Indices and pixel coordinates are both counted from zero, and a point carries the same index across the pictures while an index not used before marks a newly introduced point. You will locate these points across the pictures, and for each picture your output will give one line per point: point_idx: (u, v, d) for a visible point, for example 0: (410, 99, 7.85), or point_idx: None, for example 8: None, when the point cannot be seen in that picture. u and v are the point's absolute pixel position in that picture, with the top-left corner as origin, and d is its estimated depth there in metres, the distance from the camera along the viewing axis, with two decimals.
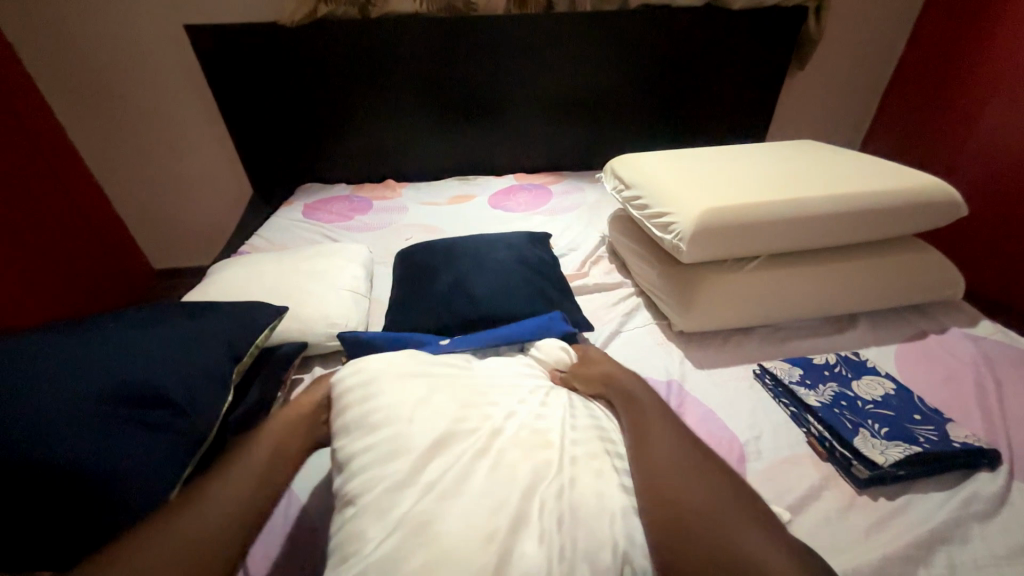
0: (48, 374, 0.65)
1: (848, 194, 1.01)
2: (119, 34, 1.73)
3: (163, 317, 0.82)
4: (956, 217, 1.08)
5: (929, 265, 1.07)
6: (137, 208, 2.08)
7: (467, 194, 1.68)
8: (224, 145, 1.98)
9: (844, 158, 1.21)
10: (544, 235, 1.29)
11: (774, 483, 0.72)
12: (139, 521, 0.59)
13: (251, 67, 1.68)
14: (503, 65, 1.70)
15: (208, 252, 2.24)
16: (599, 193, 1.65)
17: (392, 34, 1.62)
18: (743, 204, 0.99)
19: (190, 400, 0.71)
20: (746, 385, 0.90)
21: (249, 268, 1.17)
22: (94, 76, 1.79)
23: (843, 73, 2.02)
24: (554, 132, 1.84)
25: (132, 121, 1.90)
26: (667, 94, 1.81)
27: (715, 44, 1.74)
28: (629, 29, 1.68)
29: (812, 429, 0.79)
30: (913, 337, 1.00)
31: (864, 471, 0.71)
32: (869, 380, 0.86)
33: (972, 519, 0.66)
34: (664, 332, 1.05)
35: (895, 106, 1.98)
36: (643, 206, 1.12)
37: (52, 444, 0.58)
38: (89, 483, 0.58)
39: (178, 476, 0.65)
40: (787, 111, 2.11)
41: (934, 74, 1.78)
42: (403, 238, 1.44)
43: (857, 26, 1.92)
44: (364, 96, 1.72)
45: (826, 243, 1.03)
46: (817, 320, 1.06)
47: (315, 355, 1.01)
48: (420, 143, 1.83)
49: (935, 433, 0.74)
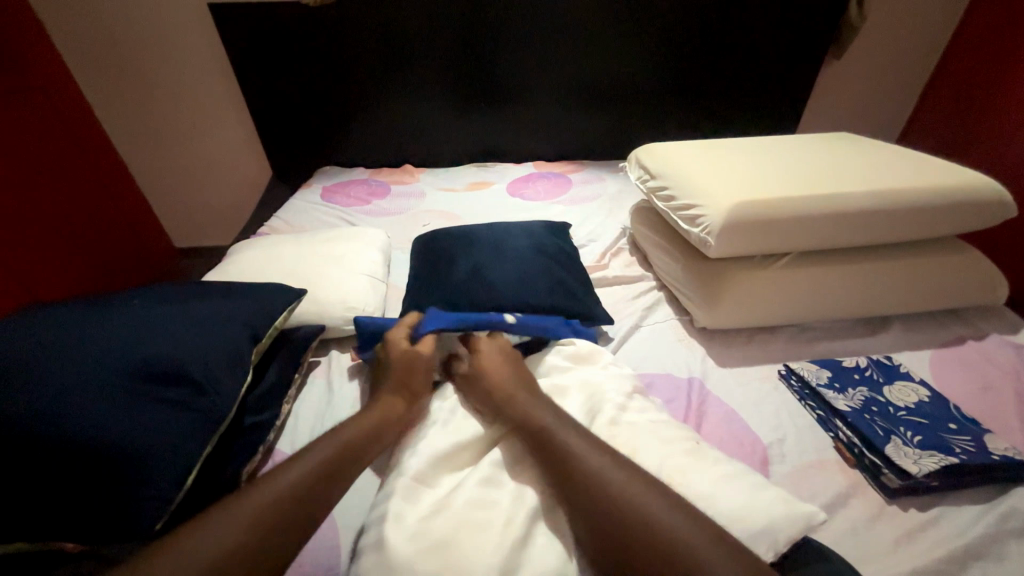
0: (77, 350, 0.66)
1: (889, 191, 0.96)
2: (146, 13, 1.74)
3: (187, 296, 0.83)
4: (1002, 218, 1.02)
5: (971, 268, 1.01)
6: (161, 187, 2.11)
7: (485, 181, 1.66)
8: (245, 125, 1.99)
9: (884, 153, 1.15)
10: (564, 225, 1.26)
11: (798, 488, 0.70)
12: (162, 497, 0.60)
13: (273, 47, 1.67)
14: (526, 49, 1.66)
15: (228, 233, 2.28)
16: (621, 183, 1.61)
17: (414, 16, 1.59)
18: (776, 198, 0.95)
19: (211, 379, 0.71)
20: (771, 385, 0.87)
21: (268, 249, 1.17)
22: (121, 53, 1.80)
23: (882, 62, 1.93)
24: (575, 121, 1.80)
25: (156, 100, 1.91)
26: (692, 84, 1.75)
27: (747, 30, 1.67)
28: (657, 12, 1.62)
29: (840, 434, 0.76)
30: (949, 343, 0.96)
31: (895, 480, 0.68)
32: (902, 386, 0.83)
33: (1011, 536, 0.63)
34: (686, 327, 1.02)
35: (937, 98, 1.88)
36: (668, 197, 1.08)
37: (79, 418, 0.60)
38: (113, 456, 0.59)
39: (199, 454, 0.65)
40: (820, 102, 2.03)
41: (982, 66, 1.68)
42: (420, 224, 1.43)
43: (900, 13, 1.82)
44: (385, 78, 1.70)
45: (861, 240, 0.98)
46: (847, 321, 1.02)
47: (332, 338, 1.01)
48: (438, 128, 1.80)
49: (972, 443, 0.71)
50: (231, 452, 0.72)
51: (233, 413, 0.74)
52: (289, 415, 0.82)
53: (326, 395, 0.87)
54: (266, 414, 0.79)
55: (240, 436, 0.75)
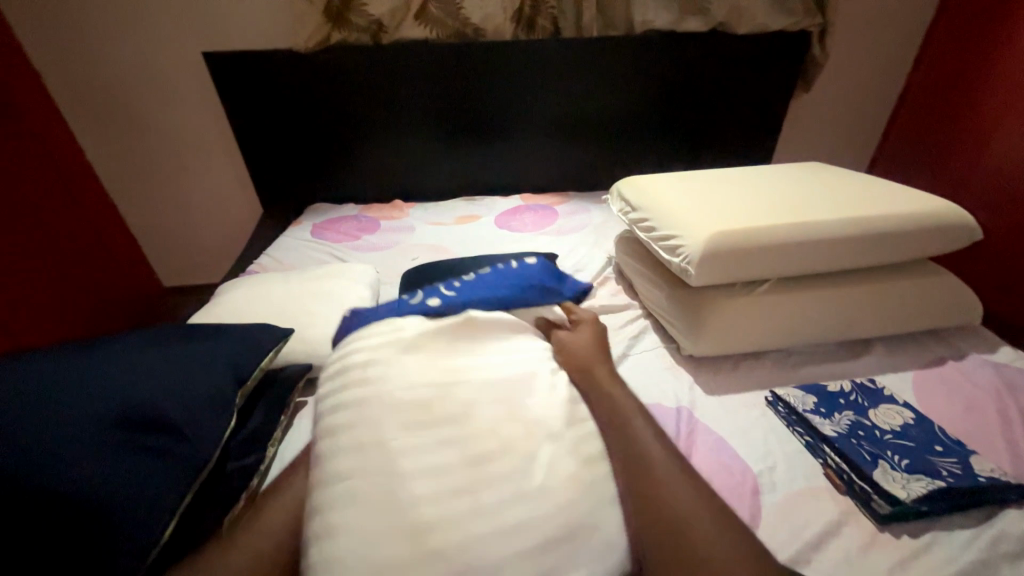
0: (55, 398, 0.65)
1: (860, 219, 1.00)
2: (142, 61, 1.80)
3: (170, 339, 0.82)
4: (970, 241, 1.06)
5: (945, 289, 1.04)
6: (150, 227, 2.12)
7: (473, 214, 1.69)
8: (236, 164, 2.02)
9: (854, 181, 1.20)
10: (551, 256, 1.28)
11: (790, 518, 0.69)
12: (137, 552, 0.58)
13: (266, 91, 1.72)
14: (510, 88, 1.73)
15: (218, 271, 2.28)
16: (605, 213, 1.66)
17: (402, 61, 1.67)
18: (753, 227, 0.98)
19: (193, 425, 0.70)
20: (759, 412, 0.88)
21: (257, 288, 1.17)
22: (115, 99, 1.85)
23: (849, 92, 2.03)
24: (561, 154, 1.86)
25: (149, 143, 1.95)
26: (672, 117, 1.83)
27: (721, 67, 1.76)
28: (634, 52, 1.71)
29: (829, 460, 0.76)
30: (930, 364, 0.98)
31: (885, 506, 0.68)
32: (886, 409, 0.84)
33: (1003, 560, 0.63)
34: (673, 355, 1.03)
35: (901, 128, 1.99)
36: (649, 228, 1.12)
37: (52, 469, 0.58)
38: (90, 509, 0.57)
39: (176, 502, 0.64)
40: (794, 132, 2.12)
41: (943, 97, 1.78)
42: (409, 258, 1.45)
43: (861, 49, 1.93)
44: (374, 118, 1.76)
45: (838, 266, 1.01)
46: (829, 344, 1.04)
47: (318, 376, 1.00)
48: (427, 164, 1.85)
49: (959, 466, 0.71)
50: (210, 501, 0.71)
51: (216, 459, 0.73)
52: (273, 460, 0.80)
53: (312, 436, 0.86)
54: (249, 459, 0.78)
55: (221, 482, 0.74)
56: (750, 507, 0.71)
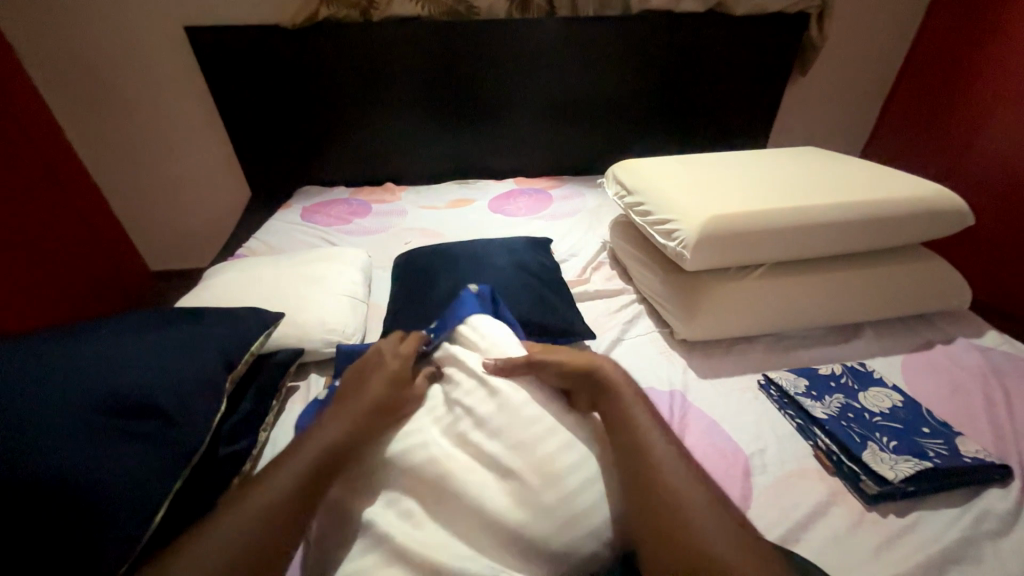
0: (34, 383, 0.62)
1: (855, 203, 1.00)
2: (119, 36, 1.72)
3: (155, 324, 0.80)
4: (962, 226, 1.07)
5: (935, 274, 1.05)
6: (134, 210, 2.07)
7: (466, 199, 1.66)
8: (221, 145, 1.96)
9: (848, 166, 1.19)
10: (545, 240, 1.27)
11: (780, 498, 0.71)
12: (127, 537, 0.57)
13: (252, 68, 1.66)
14: (504, 68, 1.69)
15: (205, 256, 2.23)
16: (599, 197, 1.64)
17: (393, 38, 1.62)
18: (748, 212, 0.98)
19: (182, 410, 0.69)
20: (751, 396, 0.88)
21: (245, 272, 1.15)
22: (92, 75, 1.78)
23: (845, 77, 2.01)
24: (555, 137, 1.83)
25: (130, 122, 1.88)
26: (668, 100, 1.80)
27: (716, 52, 1.74)
28: (630, 33, 1.67)
29: (819, 442, 0.77)
30: (919, 347, 0.99)
31: (874, 487, 0.69)
32: (875, 392, 0.85)
33: (985, 537, 0.65)
34: (667, 339, 1.03)
35: (895, 113, 1.98)
36: (645, 211, 1.11)
37: (35, 455, 0.56)
38: (80, 495, 0.56)
39: (168, 487, 0.63)
40: (790, 115, 2.10)
41: (939, 83, 1.77)
42: (401, 242, 1.43)
43: (859, 33, 1.91)
44: (364, 98, 1.71)
45: (832, 250, 1.02)
46: (820, 329, 1.04)
47: (310, 361, 0.99)
48: (419, 146, 1.82)
49: (945, 447, 0.73)
50: (202, 486, 0.70)
51: (207, 444, 0.72)
52: (266, 444, 0.80)
53: None
54: (242, 444, 0.77)
55: (214, 468, 0.73)
56: (742, 488, 0.72)
